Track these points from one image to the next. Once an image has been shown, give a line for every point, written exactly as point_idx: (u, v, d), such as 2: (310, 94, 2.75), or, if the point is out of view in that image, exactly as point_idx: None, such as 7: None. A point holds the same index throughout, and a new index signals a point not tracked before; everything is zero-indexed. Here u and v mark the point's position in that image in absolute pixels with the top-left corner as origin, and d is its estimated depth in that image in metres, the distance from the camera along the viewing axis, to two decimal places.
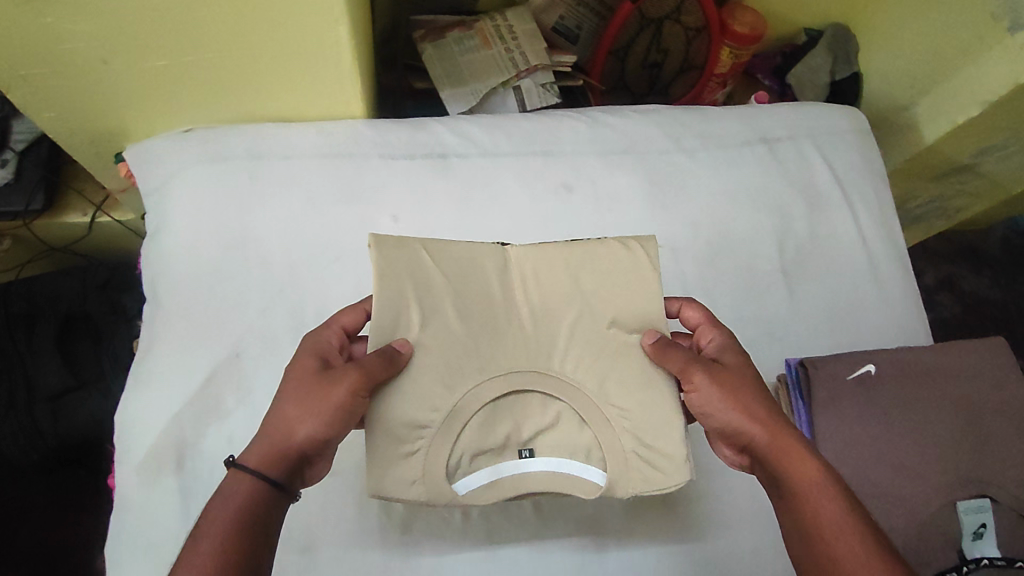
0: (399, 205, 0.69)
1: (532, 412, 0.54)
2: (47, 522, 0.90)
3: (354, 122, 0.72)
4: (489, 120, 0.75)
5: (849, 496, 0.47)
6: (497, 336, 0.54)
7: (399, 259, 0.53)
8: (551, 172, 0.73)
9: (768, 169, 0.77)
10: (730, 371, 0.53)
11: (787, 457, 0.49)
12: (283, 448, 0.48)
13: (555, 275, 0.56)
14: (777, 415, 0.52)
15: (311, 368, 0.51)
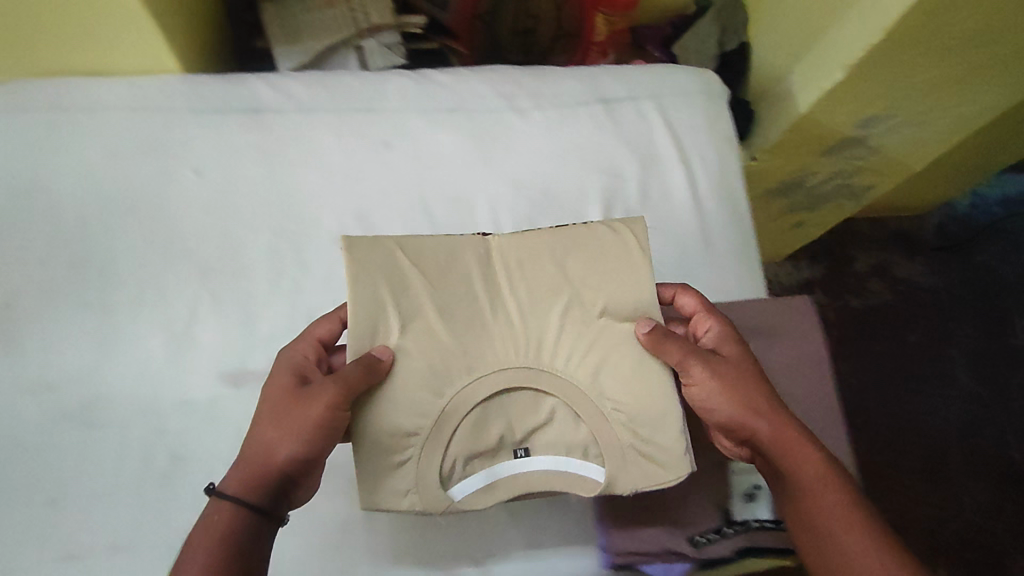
0: (205, 159, 0.68)
1: (523, 412, 0.53)
2: None
3: (167, 76, 0.70)
4: (315, 76, 0.74)
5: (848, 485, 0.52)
6: (481, 334, 0.53)
7: (373, 258, 0.52)
8: (370, 131, 0.72)
9: (604, 130, 0.75)
10: (729, 366, 0.55)
11: (787, 451, 0.52)
12: (263, 470, 0.50)
13: (539, 267, 0.55)
14: (777, 409, 0.54)
15: (288, 387, 0.52)
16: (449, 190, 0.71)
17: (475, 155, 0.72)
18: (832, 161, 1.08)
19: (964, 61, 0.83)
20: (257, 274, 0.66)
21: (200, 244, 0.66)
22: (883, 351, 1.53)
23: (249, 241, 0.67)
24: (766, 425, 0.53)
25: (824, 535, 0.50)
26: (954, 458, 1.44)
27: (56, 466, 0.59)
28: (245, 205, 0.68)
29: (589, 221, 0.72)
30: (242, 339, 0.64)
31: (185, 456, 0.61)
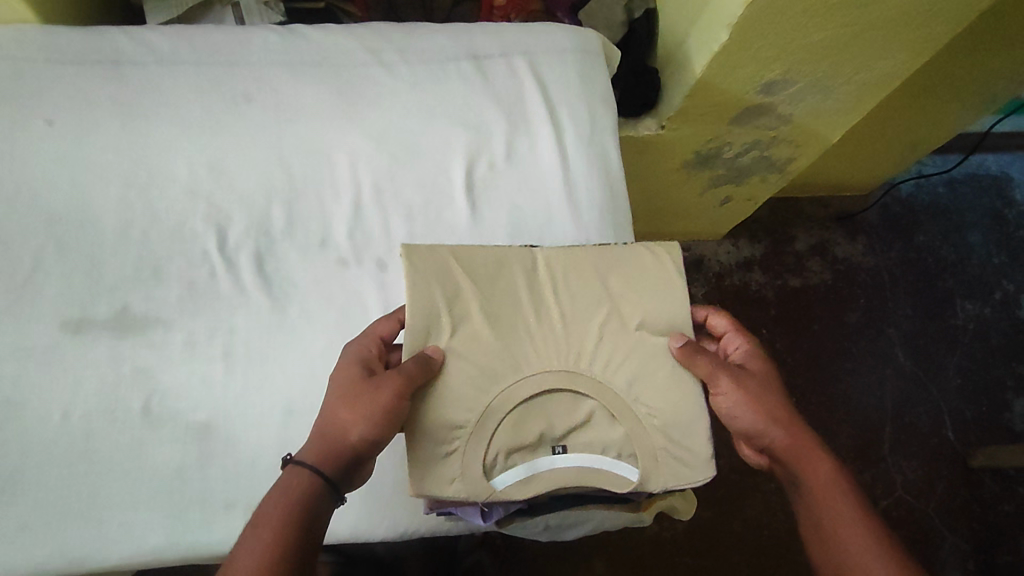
0: (55, 108, 0.67)
1: (565, 412, 0.56)
2: None
3: (24, 26, 0.69)
4: (178, 28, 0.73)
5: (859, 494, 0.54)
6: (531, 337, 0.57)
7: (431, 265, 0.57)
8: (229, 83, 0.70)
9: (472, 85, 0.74)
10: (756, 378, 0.58)
11: (802, 461, 0.55)
12: (325, 447, 0.52)
13: (587, 276, 0.60)
14: (797, 422, 0.57)
15: (358, 370, 0.54)
16: (307, 143, 0.70)
17: (337, 109, 0.71)
18: (744, 131, 1.07)
19: (850, 23, 0.82)
20: (105, 223, 0.65)
21: (49, 194, 0.65)
22: (821, 332, 1.45)
23: (99, 191, 0.66)
24: (784, 434, 0.56)
25: (831, 541, 0.52)
26: (889, 437, 1.37)
27: None
28: (97, 155, 0.67)
29: (449, 176, 0.71)
30: (85, 287, 0.63)
31: (15, 402, 0.59)
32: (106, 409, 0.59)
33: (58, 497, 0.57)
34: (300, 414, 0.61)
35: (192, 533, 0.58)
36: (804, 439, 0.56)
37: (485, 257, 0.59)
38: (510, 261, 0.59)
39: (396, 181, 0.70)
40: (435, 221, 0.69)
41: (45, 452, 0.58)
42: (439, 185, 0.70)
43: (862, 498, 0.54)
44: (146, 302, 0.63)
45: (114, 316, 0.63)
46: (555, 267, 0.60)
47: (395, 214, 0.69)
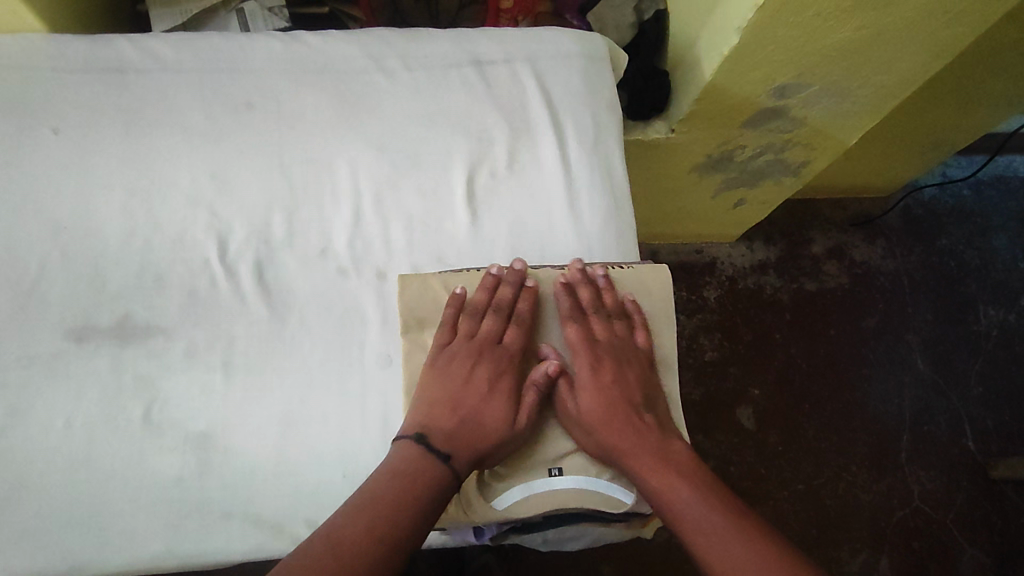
0: (61, 117, 0.68)
1: (556, 436, 0.57)
2: None
3: (31, 36, 0.70)
4: (182, 36, 0.73)
5: (693, 493, 0.51)
6: (523, 361, 0.59)
7: (424, 295, 0.60)
8: (233, 91, 0.71)
9: (474, 91, 0.73)
10: (589, 411, 0.55)
11: (640, 471, 0.53)
12: (465, 458, 0.52)
13: (581, 305, 0.60)
14: (629, 436, 0.54)
15: (505, 394, 0.55)
16: (307, 150, 0.69)
17: (339, 116, 0.71)
18: (755, 134, 1.04)
19: (866, 25, 0.79)
20: (107, 230, 0.64)
21: (56, 200, 0.65)
22: (837, 337, 1.42)
23: (103, 197, 0.65)
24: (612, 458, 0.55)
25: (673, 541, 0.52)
26: (906, 446, 1.34)
27: None
28: (101, 162, 0.67)
29: (450, 184, 0.70)
30: (88, 293, 0.62)
31: (21, 409, 0.58)
32: (106, 415, 0.58)
33: (58, 505, 0.56)
34: (297, 424, 0.59)
35: (191, 542, 0.56)
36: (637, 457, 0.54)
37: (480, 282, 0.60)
38: (503, 283, 0.60)
39: (397, 190, 0.69)
40: (436, 229, 0.68)
41: (45, 462, 0.56)
42: (438, 193, 0.69)
43: (691, 509, 0.51)
44: (146, 310, 0.62)
45: (116, 323, 0.61)
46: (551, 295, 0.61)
47: (394, 222, 0.68)
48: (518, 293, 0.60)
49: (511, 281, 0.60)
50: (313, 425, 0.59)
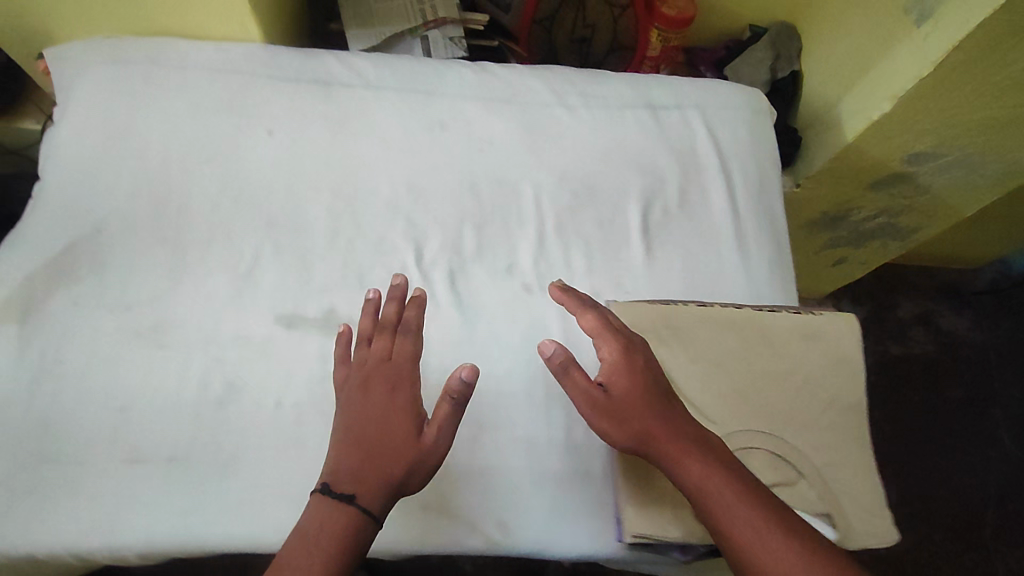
0: (275, 120, 0.73)
1: (760, 468, 0.56)
2: None
3: (253, 45, 0.76)
4: (383, 57, 0.79)
5: (733, 478, 0.50)
6: (726, 393, 0.58)
7: (644, 318, 0.59)
8: (429, 111, 0.76)
9: (649, 133, 0.78)
10: (619, 400, 0.53)
11: (678, 463, 0.51)
12: (374, 490, 0.53)
13: (785, 344, 0.60)
14: (666, 424, 0.53)
15: (401, 413, 0.56)
16: (496, 174, 0.74)
17: (523, 146, 0.76)
18: (876, 197, 1.08)
19: (1019, 105, 0.83)
20: (315, 230, 0.70)
21: (267, 195, 0.71)
22: (921, 404, 1.41)
23: (311, 198, 0.71)
24: (644, 448, 0.52)
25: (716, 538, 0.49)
26: (992, 522, 1.31)
27: (120, 381, 0.63)
28: (309, 166, 0.72)
29: (625, 218, 0.74)
30: (298, 286, 0.68)
31: (240, 384, 0.63)
32: (313, 400, 0.63)
33: (271, 478, 0.60)
34: (488, 426, 0.65)
35: (393, 526, 0.61)
36: (678, 445, 0.52)
37: (693, 312, 0.60)
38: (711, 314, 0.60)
39: (576, 218, 0.74)
40: (612, 259, 0.73)
41: (260, 435, 0.61)
42: (616, 224, 0.74)
43: (733, 495, 0.49)
44: (349, 305, 0.67)
45: (321, 316, 0.67)
46: (758, 325, 0.60)
47: (574, 243, 0.73)
48: (404, 307, 0.62)
49: (394, 299, 0.62)
50: (503, 430, 0.65)
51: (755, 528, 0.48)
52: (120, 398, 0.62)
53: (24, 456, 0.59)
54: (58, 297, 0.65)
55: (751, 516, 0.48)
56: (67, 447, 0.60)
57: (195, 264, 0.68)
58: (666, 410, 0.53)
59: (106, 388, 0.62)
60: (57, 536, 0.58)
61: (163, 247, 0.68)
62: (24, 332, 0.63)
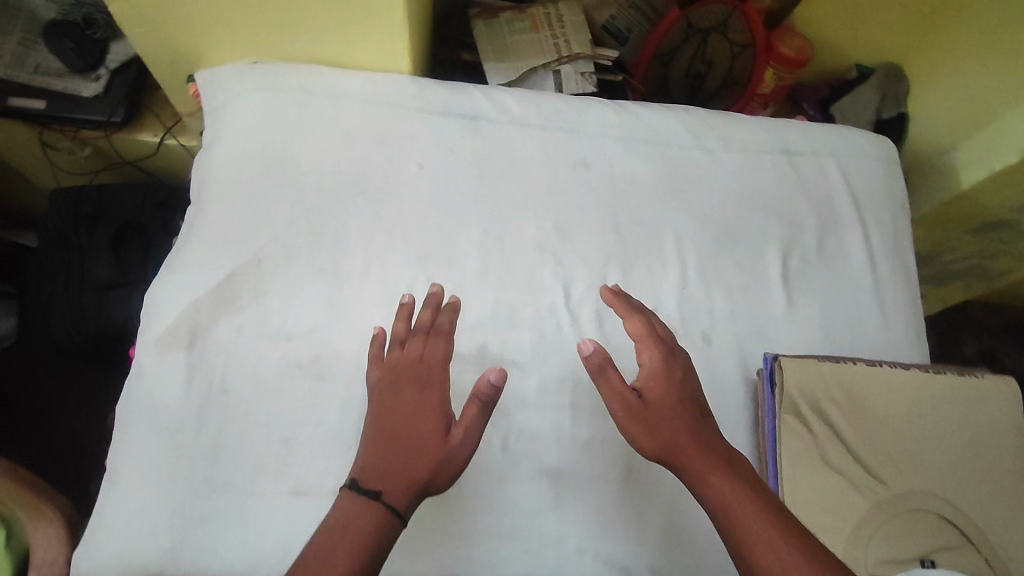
0: (426, 154, 0.76)
1: (930, 531, 0.57)
2: (69, 321, 0.95)
3: (400, 77, 0.79)
4: (524, 92, 0.81)
5: (756, 498, 0.50)
6: (890, 452, 0.59)
7: (808, 375, 0.61)
8: (572, 150, 0.77)
9: (786, 179, 0.78)
10: (650, 406, 0.55)
11: (704, 477, 0.52)
12: (403, 489, 0.52)
13: (945, 406, 0.61)
14: (696, 435, 0.54)
15: (431, 412, 0.56)
16: (639, 216, 0.75)
17: (663, 187, 0.76)
18: (975, 241, 1.07)
19: None
20: (466, 267, 0.71)
21: (419, 229, 0.72)
22: None
23: (461, 233, 0.72)
24: (670, 456, 0.53)
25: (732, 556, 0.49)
26: None
27: (282, 411, 0.64)
28: (458, 200, 0.74)
29: (765, 264, 0.74)
30: None
31: None
32: None
33: (434, 516, 0.61)
34: (638, 470, 0.65)
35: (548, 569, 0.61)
36: (702, 456, 0.52)
37: (854, 371, 0.62)
38: (871, 372, 0.62)
39: (718, 261, 0.73)
40: (757, 303, 0.72)
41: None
42: (756, 269, 0.73)
43: (752, 511, 0.49)
44: (502, 343, 0.68)
45: (475, 352, 0.67)
46: (917, 386, 0.62)
47: (717, 287, 0.72)
48: (438, 314, 0.63)
49: (429, 305, 0.63)
50: (652, 476, 0.66)
51: (773, 546, 0.47)
52: (284, 429, 0.63)
53: (196, 482, 0.61)
54: (222, 325, 0.66)
55: (770, 536, 0.47)
56: (235, 476, 0.61)
57: (350, 295, 0.69)
58: (694, 421, 0.55)
59: (270, 417, 0.63)
60: (230, 564, 0.59)
61: (318, 278, 0.69)
62: (193, 358, 0.65)
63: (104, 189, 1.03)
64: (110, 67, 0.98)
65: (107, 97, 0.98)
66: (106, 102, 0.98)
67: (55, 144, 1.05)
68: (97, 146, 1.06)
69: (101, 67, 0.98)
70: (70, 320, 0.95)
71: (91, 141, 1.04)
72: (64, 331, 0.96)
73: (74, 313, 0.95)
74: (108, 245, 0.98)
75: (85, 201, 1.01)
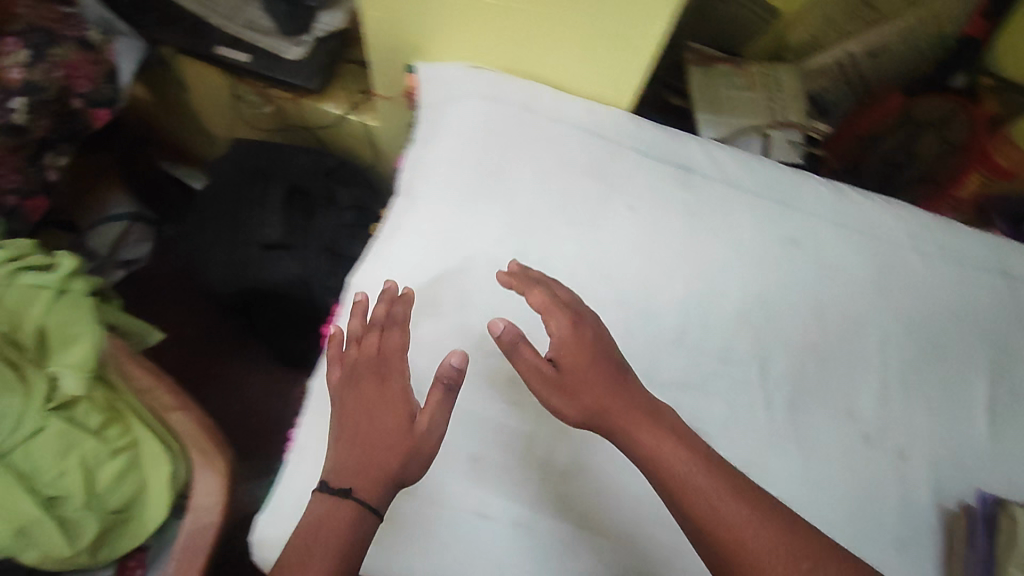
0: (637, 197, 0.75)
1: None
2: (230, 269, 0.99)
3: (619, 111, 0.78)
4: (740, 153, 0.80)
5: (690, 447, 0.51)
6: None
7: None
8: (785, 226, 0.75)
9: (1002, 304, 0.74)
10: (569, 375, 0.55)
11: (629, 432, 0.52)
12: (375, 481, 0.54)
13: None
14: (615, 396, 0.54)
15: (395, 405, 0.56)
16: (845, 311, 0.72)
17: (872, 283, 0.74)
18: None
19: None
20: (665, 322, 0.71)
21: (623, 274, 0.72)
22: None
23: (664, 287, 0.72)
24: (593, 419, 0.54)
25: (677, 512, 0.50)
26: None
27: (472, 425, 0.65)
28: (663, 251, 0.73)
29: (970, 390, 0.71)
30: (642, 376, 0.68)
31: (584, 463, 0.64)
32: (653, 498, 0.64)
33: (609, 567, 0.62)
34: None
35: None
36: (633, 415, 0.53)
37: None
38: None
39: (921, 376, 0.71)
40: (955, 428, 0.69)
41: (600, 518, 0.63)
42: (959, 391, 0.70)
43: (688, 462, 0.50)
44: (692, 412, 0.68)
45: None
46: None
47: (915, 403, 0.70)
48: (392, 305, 0.61)
49: (383, 299, 0.61)
50: None
51: (714, 487, 0.49)
52: (472, 445, 0.64)
53: None
54: (425, 327, 0.67)
55: (704, 480, 0.49)
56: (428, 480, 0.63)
57: None
58: (618, 383, 0.55)
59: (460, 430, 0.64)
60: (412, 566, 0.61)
61: (519, 301, 0.69)
62: None
63: (281, 151, 1.07)
64: (316, 35, 1.00)
65: (308, 64, 1.00)
66: (306, 69, 0.99)
67: (244, 97, 1.08)
68: (279, 107, 1.07)
69: (308, 33, 1.00)
70: (233, 269, 0.99)
71: (275, 100, 1.06)
72: (224, 277, 1.00)
73: (236, 263, 0.99)
74: (278, 205, 1.01)
75: (263, 158, 1.05)
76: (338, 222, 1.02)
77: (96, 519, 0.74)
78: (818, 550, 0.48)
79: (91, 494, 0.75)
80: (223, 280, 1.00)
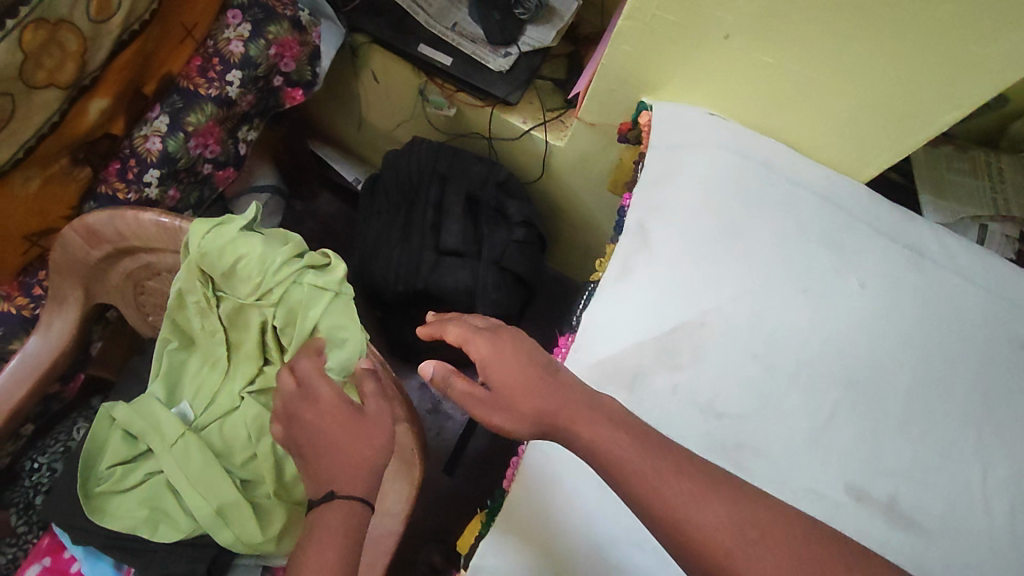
0: (869, 274, 0.74)
1: None
2: (401, 269, 0.99)
3: (858, 184, 0.80)
4: (971, 245, 0.79)
5: (613, 432, 0.52)
6: None
7: None
8: (1016, 327, 0.74)
9: None
10: (499, 393, 0.56)
11: (580, 433, 0.53)
12: (355, 477, 0.56)
13: None
14: (518, 386, 0.55)
15: (335, 403, 0.59)
16: None
17: None
18: None
19: None
20: (892, 407, 0.69)
21: (850, 351, 0.70)
22: None
23: (892, 372, 0.70)
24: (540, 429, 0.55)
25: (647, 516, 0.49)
26: None
27: None
28: (891, 334, 0.72)
29: None
30: (868, 461, 0.67)
31: None
32: None
33: None
34: None
35: None
36: (541, 399, 0.55)
37: None
38: None
39: None
40: None
41: None
42: None
43: (633, 452, 0.50)
44: (914, 504, 0.65)
45: (886, 502, 0.65)
46: None
47: None
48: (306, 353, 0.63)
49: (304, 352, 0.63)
50: None
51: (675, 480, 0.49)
52: None
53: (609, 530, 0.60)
54: (662, 377, 0.68)
55: (656, 467, 0.49)
56: None
57: (780, 392, 0.69)
58: (496, 365, 0.57)
59: None
60: None
61: (752, 364, 0.69)
62: (631, 399, 0.68)
63: (457, 155, 1.05)
64: (521, 48, 1.00)
65: (509, 75, 0.99)
66: (506, 81, 0.99)
67: (427, 96, 1.06)
68: (461, 111, 1.07)
69: (514, 45, 1.00)
70: (404, 270, 0.99)
71: (458, 105, 1.05)
72: (392, 275, 0.99)
73: (410, 265, 0.99)
74: (460, 212, 1.01)
75: (440, 159, 1.05)
76: (510, 238, 1.02)
77: (285, 507, 0.74)
78: (759, 516, 0.47)
79: (280, 484, 0.74)
80: (390, 278, 0.99)
